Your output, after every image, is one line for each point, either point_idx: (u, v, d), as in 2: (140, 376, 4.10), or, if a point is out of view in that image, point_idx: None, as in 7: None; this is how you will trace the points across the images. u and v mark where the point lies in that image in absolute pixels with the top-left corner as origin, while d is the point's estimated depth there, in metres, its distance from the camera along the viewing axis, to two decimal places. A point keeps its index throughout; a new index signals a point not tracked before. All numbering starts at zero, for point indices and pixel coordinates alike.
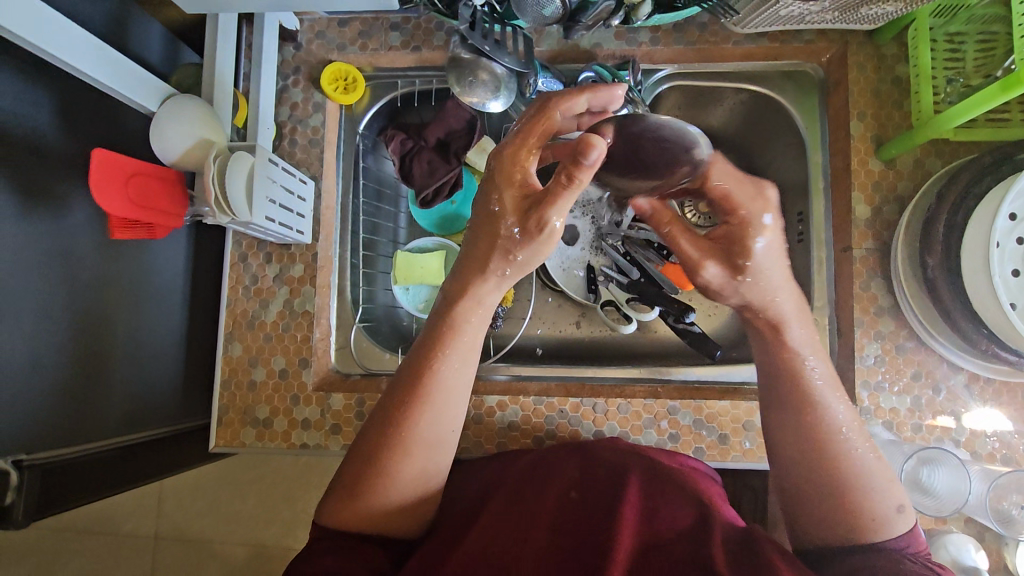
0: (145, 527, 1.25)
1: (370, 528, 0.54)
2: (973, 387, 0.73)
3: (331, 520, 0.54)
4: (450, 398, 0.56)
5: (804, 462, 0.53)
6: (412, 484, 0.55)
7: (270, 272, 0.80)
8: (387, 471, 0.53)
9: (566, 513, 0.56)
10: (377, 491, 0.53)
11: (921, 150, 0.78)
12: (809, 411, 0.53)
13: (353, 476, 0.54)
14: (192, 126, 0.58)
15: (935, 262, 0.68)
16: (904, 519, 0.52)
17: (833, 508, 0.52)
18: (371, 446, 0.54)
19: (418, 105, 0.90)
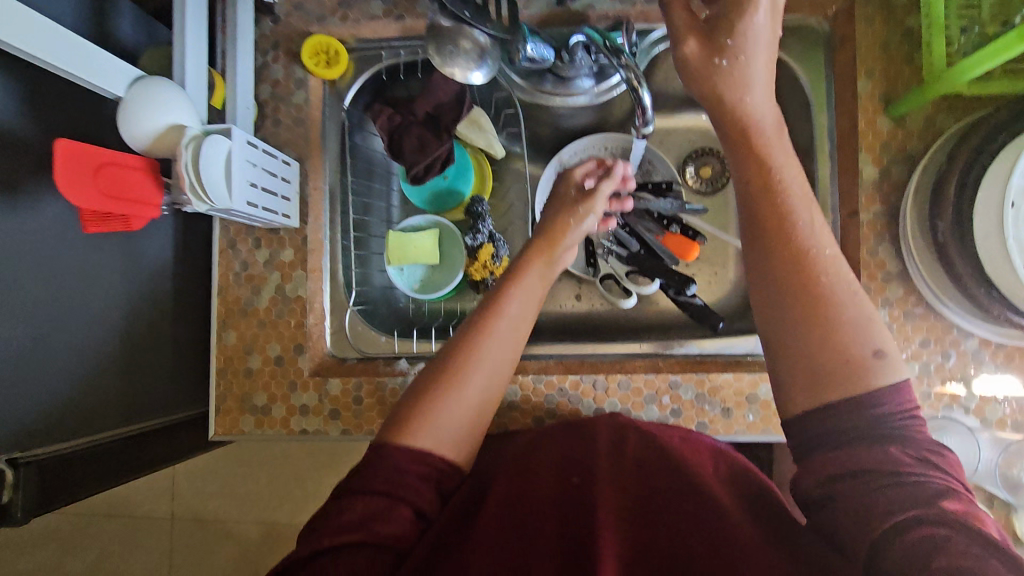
0: (160, 509, 1.27)
1: (433, 442, 0.55)
2: (984, 351, 0.71)
3: (390, 440, 0.54)
4: (515, 325, 0.64)
5: (781, 271, 0.51)
6: (476, 399, 0.58)
7: (260, 258, 0.79)
8: (460, 382, 0.58)
9: (561, 502, 0.54)
10: (449, 400, 0.57)
11: (933, 106, 0.74)
12: (786, 221, 0.53)
13: (421, 390, 0.57)
14: (163, 108, 0.55)
15: (945, 226, 0.66)
16: (885, 366, 0.48)
17: (809, 341, 0.49)
18: (446, 363, 0.59)
19: (404, 77, 0.86)
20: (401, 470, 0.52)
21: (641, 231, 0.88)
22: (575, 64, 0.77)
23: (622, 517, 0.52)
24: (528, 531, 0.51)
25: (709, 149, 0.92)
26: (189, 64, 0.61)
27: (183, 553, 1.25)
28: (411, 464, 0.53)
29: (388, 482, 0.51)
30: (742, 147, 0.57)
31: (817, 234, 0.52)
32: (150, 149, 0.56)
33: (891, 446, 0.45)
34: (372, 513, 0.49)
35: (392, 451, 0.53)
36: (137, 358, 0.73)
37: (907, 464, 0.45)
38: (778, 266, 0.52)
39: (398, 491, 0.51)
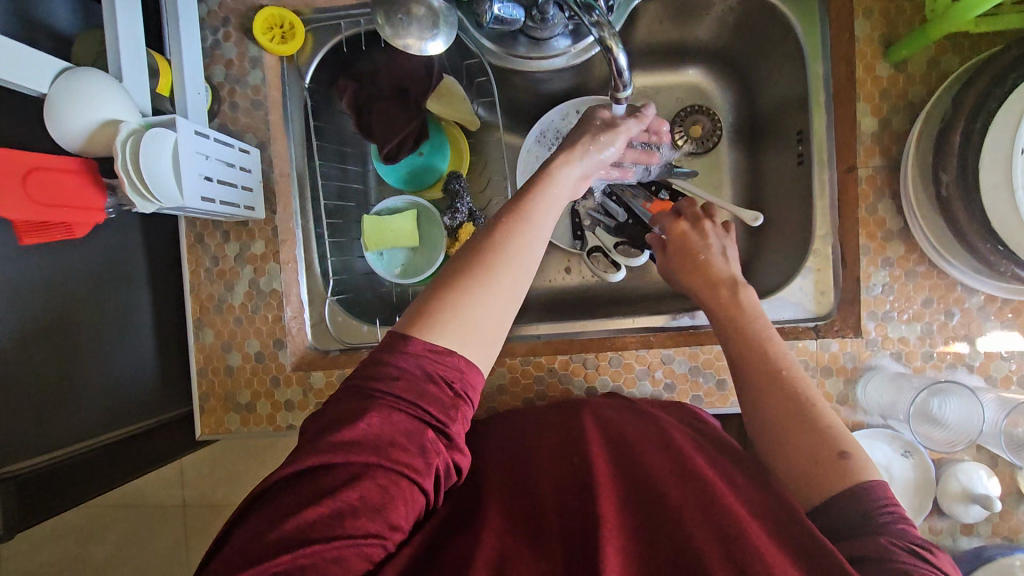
0: (170, 497, 1.14)
1: (460, 340, 0.48)
2: (990, 308, 0.67)
3: (412, 335, 0.48)
4: (542, 221, 0.56)
5: (760, 390, 0.54)
6: (506, 296, 0.51)
7: (230, 252, 0.75)
8: (488, 275, 0.51)
9: (563, 485, 0.51)
10: (476, 292, 0.50)
11: (935, 47, 0.69)
12: (759, 349, 0.57)
13: (447, 284, 0.50)
14: (93, 105, 0.51)
15: (950, 179, 0.62)
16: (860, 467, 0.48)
17: (788, 445, 0.51)
18: (472, 254, 0.52)
19: (367, 48, 0.79)
20: (426, 375, 0.46)
21: (629, 200, 0.84)
22: (549, 23, 0.72)
23: (626, 495, 0.49)
24: (529, 525, 0.48)
25: (700, 107, 0.90)
26: (123, 50, 0.56)
27: (199, 543, 1.13)
28: (437, 366, 0.47)
29: (411, 394, 0.46)
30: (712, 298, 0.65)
31: (786, 359, 0.56)
32: (86, 150, 0.54)
33: (881, 538, 0.43)
34: (390, 434, 0.44)
35: (416, 349, 0.47)
36: (114, 362, 0.71)
37: (900, 554, 0.41)
38: (755, 391, 0.54)
39: (423, 405, 0.46)
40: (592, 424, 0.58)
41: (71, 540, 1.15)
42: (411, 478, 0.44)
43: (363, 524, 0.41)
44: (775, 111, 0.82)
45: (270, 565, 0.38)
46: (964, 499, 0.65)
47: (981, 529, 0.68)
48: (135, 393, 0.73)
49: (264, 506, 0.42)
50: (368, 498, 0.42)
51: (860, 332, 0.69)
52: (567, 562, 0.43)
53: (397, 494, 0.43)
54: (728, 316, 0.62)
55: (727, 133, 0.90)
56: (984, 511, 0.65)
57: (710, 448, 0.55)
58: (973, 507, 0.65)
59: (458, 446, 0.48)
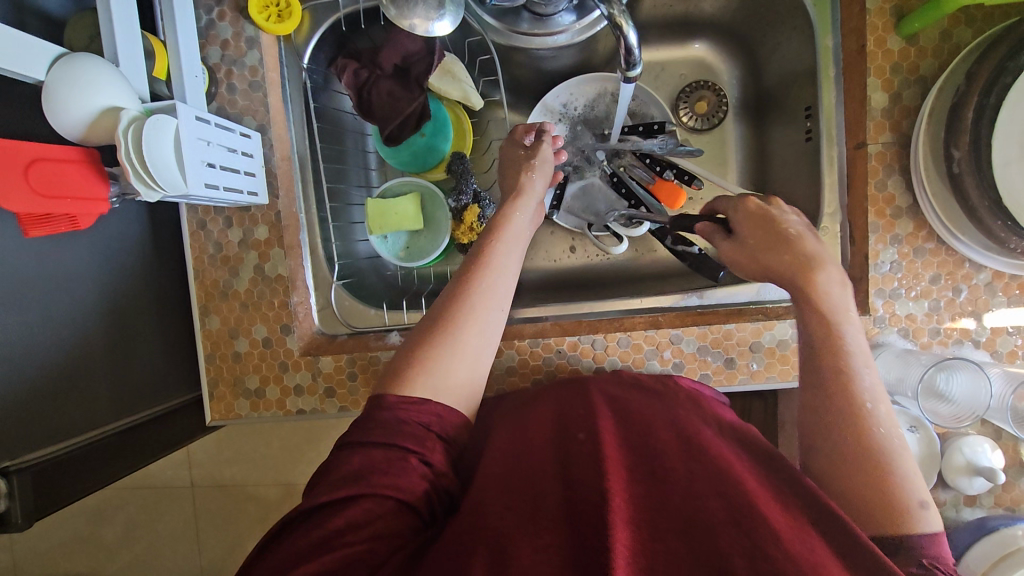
0: (179, 478, 1.15)
1: (434, 390, 0.52)
2: (997, 284, 0.67)
3: (388, 391, 0.51)
4: (508, 270, 0.61)
5: (819, 407, 0.52)
6: (474, 346, 0.55)
7: (234, 238, 0.75)
8: (457, 333, 0.55)
9: (565, 456, 0.51)
10: (446, 348, 0.54)
11: (949, 19, 0.67)
12: (836, 361, 0.53)
13: (418, 346, 0.54)
14: (89, 92, 0.50)
15: (962, 155, 0.61)
16: (928, 519, 0.46)
17: (860, 476, 0.48)
18: (441, 314, 0.56)
19: (366, 26, 0.78)
20: (401, 418, 0.49)
21: (631, 178, 0.84)
22: None
23: (631, 468, 0.49)
24: (534, 495, 0.47)
25: (703, 82, 0.88)
26: (117, 33, 0.54)
27: (210, 522, 1.15)
28: (412, 412, 0.50)
29: (388, 435, 0.48)
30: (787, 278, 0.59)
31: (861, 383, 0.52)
32: (87, 138, 0.53)
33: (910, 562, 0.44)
34: (372, 465, 0.46)
35: (392, 402, 0.50)
36: (122, 350, 0.70)
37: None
38: (817, 409, 0.52)
39: (400, 441, 0.48)
40: (596, 401, 0.59)
41: (83, 521, 1.16)
42: (397, 497, 0.45)
43: (359, 537, 0.42)
44: (783, 86, 0.81)
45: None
46: (967, 472, 0.66)
47: (983, 501, 0.69)
48: (144, 381, 0.73)
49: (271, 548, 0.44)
50: (356, 518, 0.43)
51: (868, 309, 0.69)
52: (570, 535, 0.43)
53: (387, 513, 0.44)
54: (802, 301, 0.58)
55: (733, 109, 0.89)
56: (987, 483, 0.66)
57: (714, 424, 0.56)
58: (977, 480, 0.66)
59: (445, 472, 0.49)
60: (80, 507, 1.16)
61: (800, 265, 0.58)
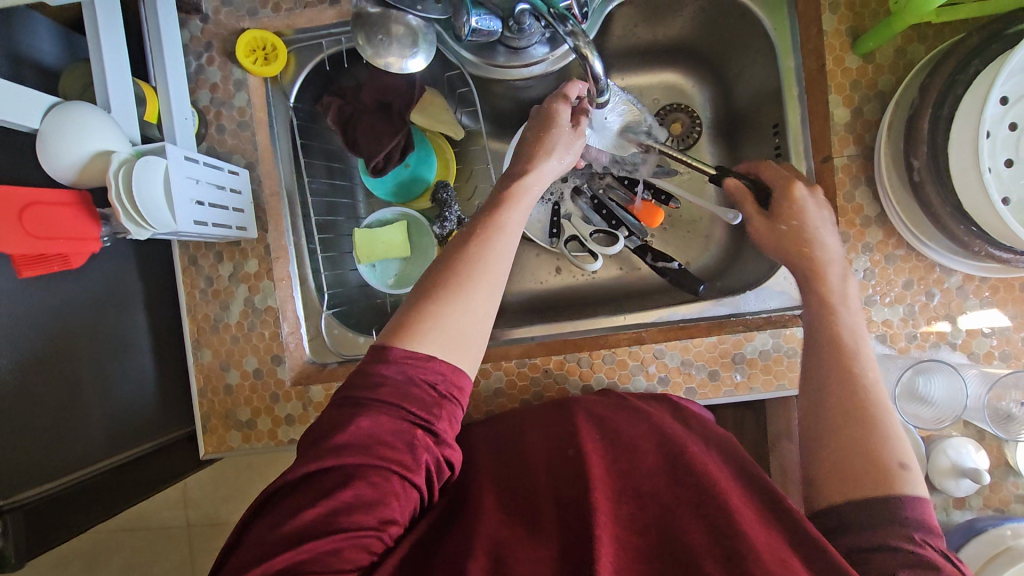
0: (174, 517, 1.14)
1: (442, 347, 0.50)
2: (968, 286, 0.69)
3: (393, 342, 0.50)
4: (516, 228, 0.59)
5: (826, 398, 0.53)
6: (482, 303, 0.53)
7: (224, 272, 0.77)
8: (469, 285, 0.53)
9: (557, 475, 0.52)
10: (455, 301, 0.52)
11: (901, 37, 0.70)
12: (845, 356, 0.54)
13: (429, 296, 0.52)
14: (81, 136, 0.52)
15: (921, 165, 0.64)
16: (910, 479, 0.47)
17: (845, 440, 0.50)
18: (451, 266, 0.54)
19: (349, 65, 0.82)
20: (408, 379, 0.48)
21: (610, 200, 0.87)
22: (526, 32, 0.72)
23: (617, 489, 0.50)
24: (528, 520, 0.49)
25: (679, 105, 0.92)
26: (110, 81, 0.57)
27: (206, 562, 1.13)
28: (419, 370, 0.49)
29: (397, 396, 0.47)
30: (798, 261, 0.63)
31: (876, 391, 0.52)
32: (79, 181, 0.55)
33: (898, 530, 0.44)
34: (379, 434, 0.46)
35: (398, 355, 0.49)
36: (116, 386, 0.72)
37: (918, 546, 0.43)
38: (822, 376, 0.54)
39: (409, 406, 0.47)
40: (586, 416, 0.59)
41: (78, 566, 1.15)
42: (402, 474, 0.45)
43: (361, 517, 0.43)
44: (752, 106, 0.84)
45: (271, 565, 0.39)
46: (953, 474, 0.67)
47: (973, 503, 0.69)
48: (138, 417, 0.74)
49: (269, 510, 0.44)
50: (362, 495, 0.43)
51: None
52: (564, 552, 0.44)
53: (391, 491, 0.45)
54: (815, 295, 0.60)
55: (707, 129, 0.92)
56: (973, 485, 0.66)
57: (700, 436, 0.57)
58: (963, 481, 0.67)
59: (447, 442, 0.49)
60: (74, 551, 1.15)
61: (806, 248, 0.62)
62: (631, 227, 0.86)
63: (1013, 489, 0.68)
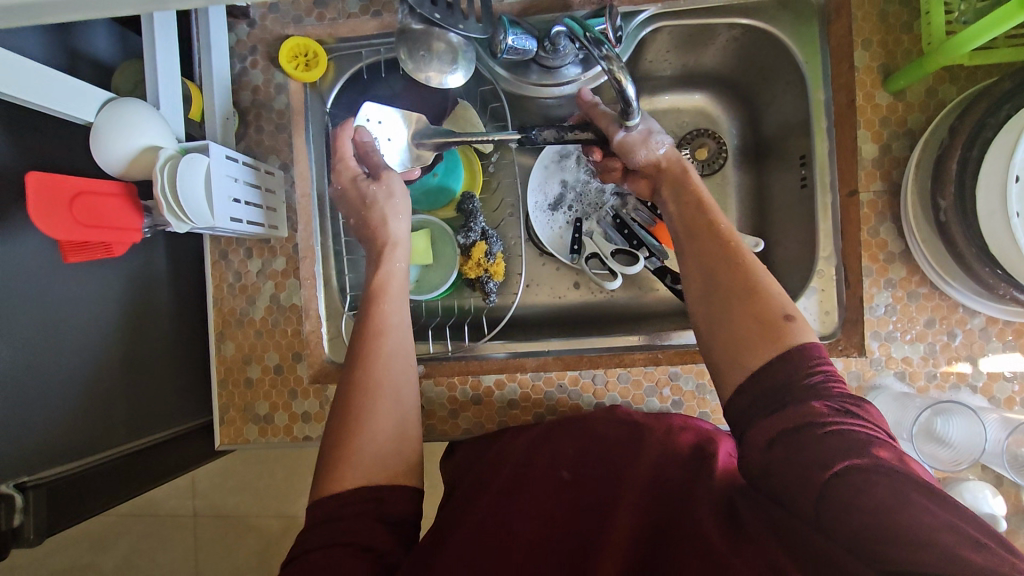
0: (182, 507, 1.16)
1: (366, 473, 0.53)
2: (992, 329, 0.69)
3: (319, 492, 0.52)
4: (399, 330, 0.62)
5: (726, 317, 0.53)
6: (388, 420, 0.56)
7: (253, 268, 0.79)
8: (371, 406, 0.56)
9: (543, 493, 0.53)
10: (366, 429, 0.55)
11: (933, 77, 0.71)
12: (745, 279, 0.54)
13: (332, 432, 0.55)
14: (132, 132, 0.55)
15: (947, 204, 0.64)
16: (798, 327, 0.50)
17: (736, 307, 0.53)
18: (350, 390, 0.57)
19: (386, 75, 0.84)
20: (339, 506, 0.51)
21: (632, 220, 0.88)
22: (560, 53, 0.74)
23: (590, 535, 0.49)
24: (511, 524, 0.50)
25: (705, 131, 0.92)
26: (160, 81, 0.60)
27: (211, 552, 1.15)
28: (339, 505, 0.51)
29: (325, 538, 0.49)
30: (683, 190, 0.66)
31: (755, 261, 0.56)
32: (127, 173, 0.57)
33: (814, 403, 0.46)
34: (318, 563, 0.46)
35: (324, 504, 0.51)
36: (140, 372, 0.74)
37: (825, 413, 0.45)
38: (711, 257, 0.57)
39: (341, 539, 0.48)
40: (573, 434, 0.60)
41: (83, 549, 1.16)
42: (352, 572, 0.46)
43: None
44: (781, 135, 0.85)
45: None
46: None
47: None
48: (159, 406, 0.75)
49: None
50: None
51: (864, 351, 0.70)
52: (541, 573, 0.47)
53: None
54: (703, 224, 0.60)
55: (733, 155, 0.93)
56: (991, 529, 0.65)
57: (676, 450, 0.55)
58: None
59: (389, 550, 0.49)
60: (81, 533, 1.16)
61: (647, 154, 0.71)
62: (652, 248, 0.87)
63: None
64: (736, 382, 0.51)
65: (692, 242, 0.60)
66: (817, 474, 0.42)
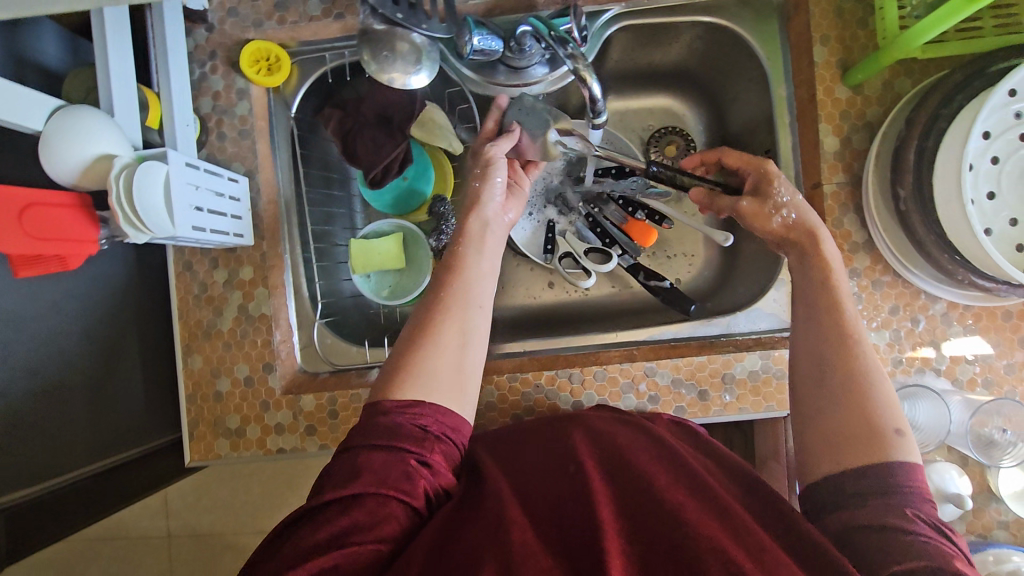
0: (154, 528, 1.12)
1: (426, 390, 0.55)
2: (952, 313, 0.71)
3: (383, 396, 0.55)
4: (481, 278, 0.65)
5: (833, 407, 0.53)
6: (455, 348, 0.59)
7: (219, 278, 0.76)
8: (443, 330, 0.59)
9: (552, 486, 0.52)
10: (433, 349, 0.58)
11: (889, 71, 0.73)
12: (860, 374, 0.54)
13: (404, 347, 0.59)
14: (87, 140, 0.53)
15: (907, 194, 0.66)
16: (905, 445, 0.50)
17: (844, 404, 0.53)
18: (429, 314, 0.61)
19: (351, 79, 0.83)
20: (398, 422, 0.52)
21: (605, 219, 0.88)
22: (526, 53, 0.74)
23: (614, 500, 0.49)
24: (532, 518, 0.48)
25: (674, 128, 0.93)
26: (113, 86, 0.58)
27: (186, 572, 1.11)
28: (408, 416, 0.53)
29: (387, 437, 0.51)
30: (807, 240, 0.63)
31: (874, 361, 0.55)
32: (80, 184, 0.55)
33: (906, 510, 0.46)
34: (372, 466, 0.49)
35: (388, 407, 0.53)
36: (102, 389, 0.71)
37: (916, 524, 0.45)
38: (820, 338, 0.57)
39: (400, 443, 0.51)
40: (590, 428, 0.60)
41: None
42: (402, 499, 0.48)
43: (365, 538, 0.44)
44: (746, 131, 0.86)
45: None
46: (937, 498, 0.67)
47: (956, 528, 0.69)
48: (123, 424, 0.73)
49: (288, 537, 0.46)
50: (361, 519, 0.46)
51: None
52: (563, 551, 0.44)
53: (390, 514, 0.47)
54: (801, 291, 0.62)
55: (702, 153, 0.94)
56: (958, 509, 0.67)
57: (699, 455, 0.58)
58: (946, 506, 0.67)
59: (441, 472, 0.52)
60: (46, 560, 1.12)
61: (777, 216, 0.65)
62: (624, 244, 0.87)
63: (995, 515, 0.69)
64: (830, 471, 0.51)
65: (807, 314, 0.60)
66: (881, 566, 0.44)
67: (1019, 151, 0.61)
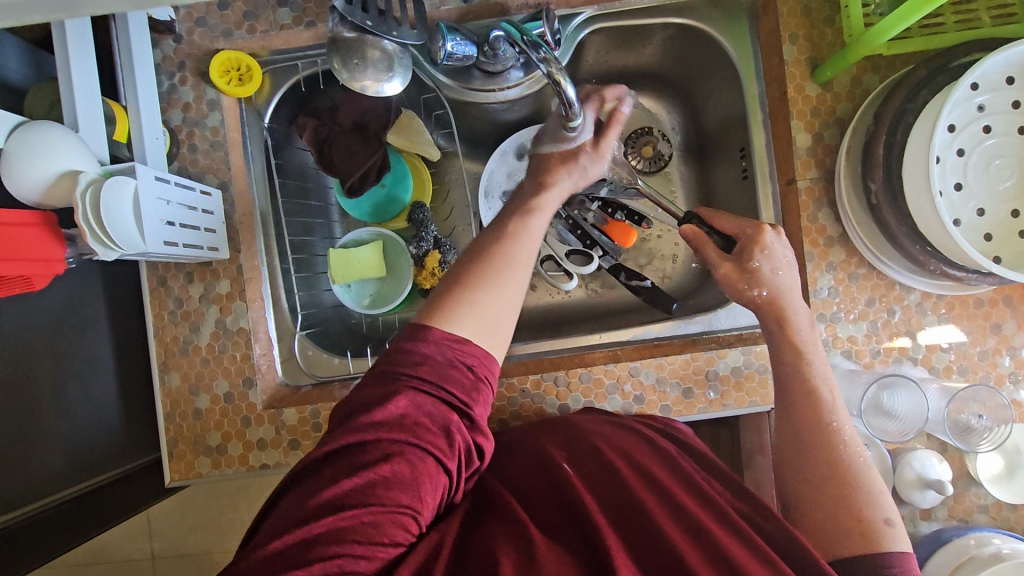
0: (137, 550, 1.09)
1: (473, 329, 0.52)
2: (927, 303, 0.72)
3: (430, 324, 0.51)
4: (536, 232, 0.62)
5: (820, 494, 0.53)
6: (508, 297, 0.55)
7: (194, 293, 0.75)
8: (497, 270, 0.56)
9: (557, 480, 0.51)
10: (485, 291, 0.54)
11: (857, 67, 0.74)
12: (837, 456, 0.55)
13: (453, 283, 0.55)
14: (51, 158, 0.52)
15: (878, 188, 0.67)
16: (895, 535, 0.50)
17: (825, 481, 0.54)
18: (481, 255, 0.57)
19: (325, 86, 0.82)
20: (445, 361, 0.49)
21: (585, 221, 0.88)
22: (500, 57, 0.74)
23: (607, 504, 0.48)
24: (546, 518, 0.48)
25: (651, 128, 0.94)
26: (77, 101, 0.56)
27: None
28: (455, 351, 0.50)
29: (435, 374, 0.49)
30: (770, 313, 0.64)
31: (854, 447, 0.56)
32: (43, 203, 0.54)
33: None
34: (417, 410, 0.47)
35: (436, 336, 0.50)
36: (76, 411, 0.69)
37: None
38: (792, 414, 0.59)
39: (447, 386, 0.49)
40: (590, 428, 0.60)
41: None
42: (438, 458, 0.46)
43: (395, 495, 0.43)
44: (720, 130, 0.87)
45: (317, 527, 0.40)
46: (919, 485, 0.69)
47: (938, 513, 0.71)
48: (98, 446, 0.71)
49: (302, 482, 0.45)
50: (400, 473, 0.44)
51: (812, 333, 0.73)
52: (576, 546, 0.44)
53: (425, 472, 0.45)
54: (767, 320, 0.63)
55: (677, 152, 0.95)
56: (937, 495, 0.68)
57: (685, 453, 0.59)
58: (928, 493, 0.68)
59: (480, 427, 0.50)
60: None
61: (757, 288, 0.64)
62: (605, 247, 0.88)
63: (975, 499, 0.71)
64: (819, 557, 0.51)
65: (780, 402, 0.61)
66: None
67: (982, 144, 0.63)
